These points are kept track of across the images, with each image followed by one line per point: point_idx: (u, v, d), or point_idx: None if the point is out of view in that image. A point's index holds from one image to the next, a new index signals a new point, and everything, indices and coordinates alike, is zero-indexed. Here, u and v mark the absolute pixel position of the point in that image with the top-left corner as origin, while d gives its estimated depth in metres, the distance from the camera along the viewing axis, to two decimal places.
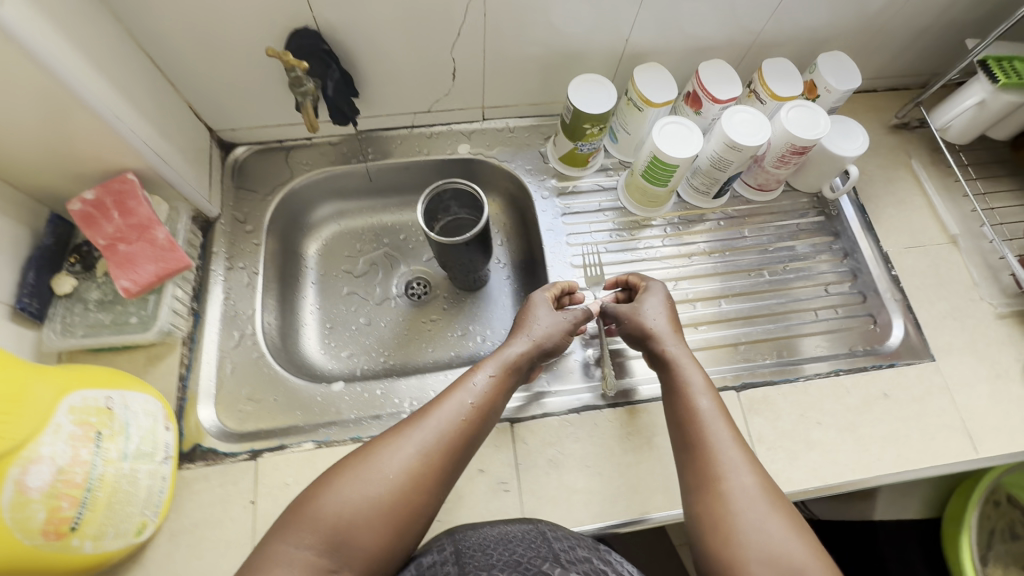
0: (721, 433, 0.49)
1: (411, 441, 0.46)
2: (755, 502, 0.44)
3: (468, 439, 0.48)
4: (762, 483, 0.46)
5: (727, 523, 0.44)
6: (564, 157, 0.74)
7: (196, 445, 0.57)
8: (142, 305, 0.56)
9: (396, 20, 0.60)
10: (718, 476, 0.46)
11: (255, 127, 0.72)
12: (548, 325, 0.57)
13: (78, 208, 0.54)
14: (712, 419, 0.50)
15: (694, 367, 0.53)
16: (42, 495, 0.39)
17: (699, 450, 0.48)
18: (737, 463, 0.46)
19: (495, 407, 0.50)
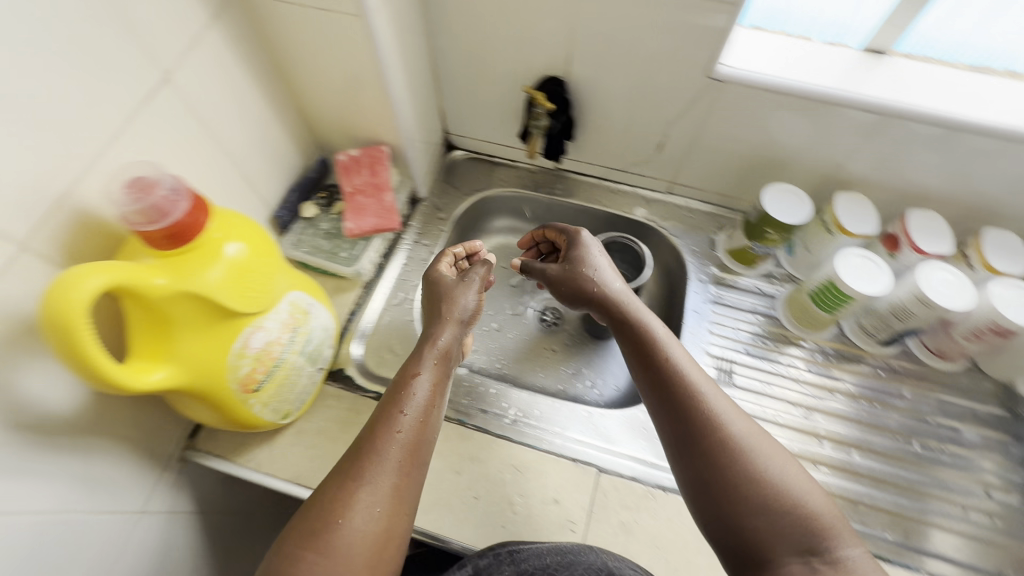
0: (693, 374, 0.50)
1: (377, 482, 0.46)
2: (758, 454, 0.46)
3: (427, 438, 0.51)
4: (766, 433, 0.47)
5: (746, 471, 0.44)
6: (734, 251, 0.76)
7: (342, 369, 0.67)
8: (353, 246, 0.69)
9: (632, 90, 0.67)
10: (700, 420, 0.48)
11: (478, 139, 0.85)
12: (467, 297, 0.64)
13: (343, 159, 0.69)
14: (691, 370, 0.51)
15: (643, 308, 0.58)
16: (255, 357, 0.50)
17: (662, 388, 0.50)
18: (732, 412, 0.48)
19: (436, 405, 0.53)
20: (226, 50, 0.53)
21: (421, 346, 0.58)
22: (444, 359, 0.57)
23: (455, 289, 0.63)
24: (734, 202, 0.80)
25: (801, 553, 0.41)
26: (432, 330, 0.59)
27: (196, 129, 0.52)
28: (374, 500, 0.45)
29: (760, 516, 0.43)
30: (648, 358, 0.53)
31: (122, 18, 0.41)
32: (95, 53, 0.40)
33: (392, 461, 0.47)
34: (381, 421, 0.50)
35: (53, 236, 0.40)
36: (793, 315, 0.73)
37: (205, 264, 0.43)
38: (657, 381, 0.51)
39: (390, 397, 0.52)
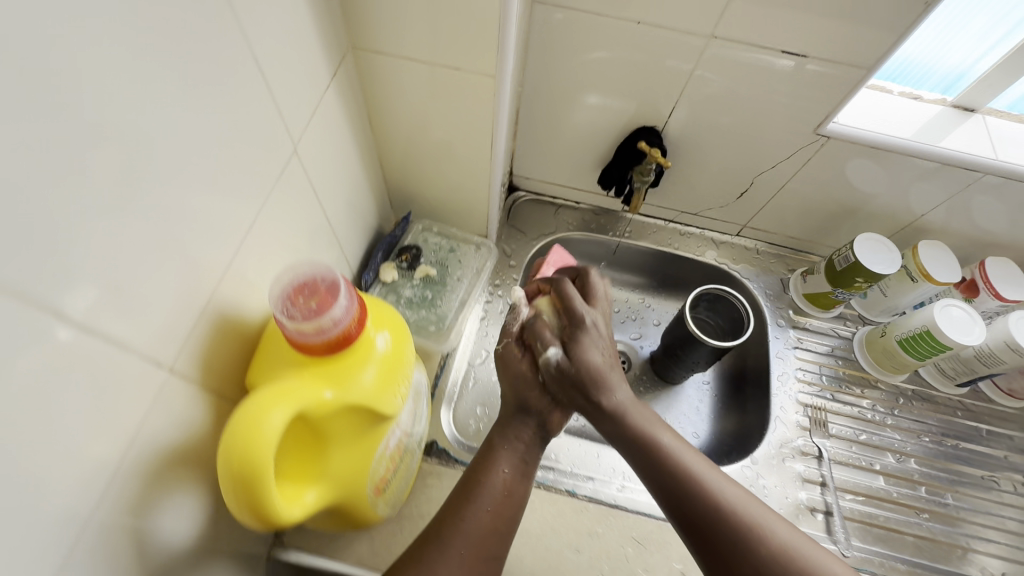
0: (726, 492, 0.46)
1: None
2: (748, 502, 0.46)
3: (507, 521, 0.50)
4: (805, 538, 0.45)
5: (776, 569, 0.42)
6: (811, 296, 0.77)
7: (434, 443, 0.61)
8: (443, 316, 0.61)
9: (729, 140, 0.66)
10: (728, 528, 0.45)
11: (544, 182, 0.81)
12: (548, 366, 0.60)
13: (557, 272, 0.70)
14: (702, 470, 0.48)
15: (648, 417, 0.52)
16: (389, 455, 0.45)
17: (710, 519, 0.45)
18: (744, 506, 0.46)
19: (516, 483, 0.52)
20: (336, 109, 0.47)
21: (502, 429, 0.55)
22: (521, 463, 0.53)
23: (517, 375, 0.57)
24: (802, 246, 0.81)
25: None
26: (511, 426, 0.56)
27: (308, 197, 0.46)
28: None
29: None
30: (660, 463, 0.49)
31: (267, 86, 0.36)
32: (244, 131, 0.35)
33: (455, 554, 0.45)
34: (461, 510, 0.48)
35: (196, 354, 0.34)
36: (872, 356, 0.74)
37: (362, 365, 0.38)
38: (690, 512, 0.46)
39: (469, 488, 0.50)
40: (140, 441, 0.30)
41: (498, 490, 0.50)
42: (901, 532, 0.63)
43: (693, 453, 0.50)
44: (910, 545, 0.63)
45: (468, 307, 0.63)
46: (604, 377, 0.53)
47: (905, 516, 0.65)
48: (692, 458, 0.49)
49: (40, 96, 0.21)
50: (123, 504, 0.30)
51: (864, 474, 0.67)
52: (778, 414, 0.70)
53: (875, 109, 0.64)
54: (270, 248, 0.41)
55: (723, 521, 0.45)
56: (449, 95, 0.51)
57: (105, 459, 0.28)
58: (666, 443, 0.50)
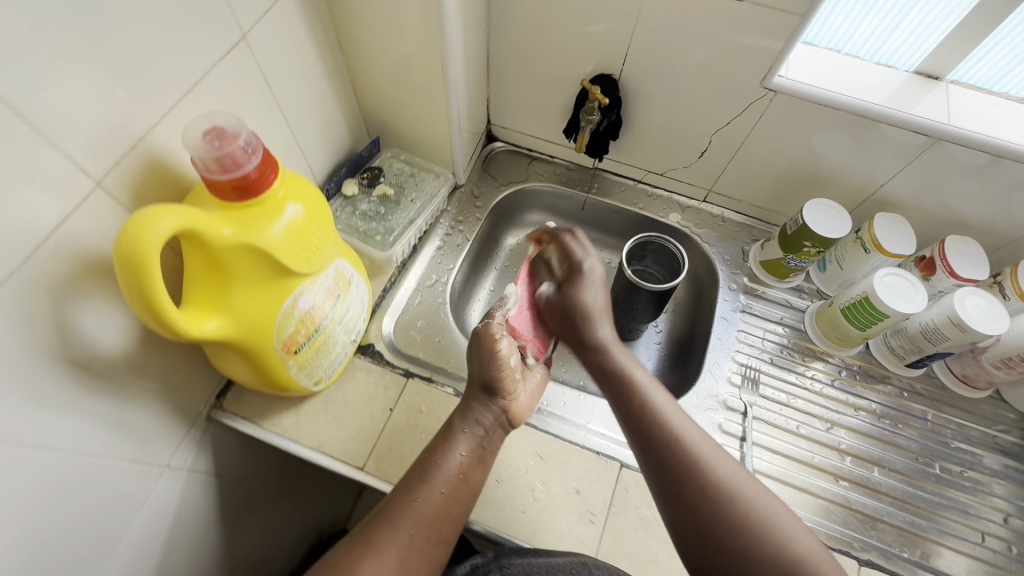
0: (692, 432, 0.53)
1: (388, 548, 0.47)
2: (703, 445, 0.52)
3: (459, 503, 0.53)
4: (750, 478, 0.50)
5: (722, 501, 0.48)
6: (767, 263, 0.77)
7: (370, 344, 0.67)
8: (391, 230, 0.67)
9: (683, 93, 0.68)
10: (690, 463, 0.50)
11: (519, 133, 0.86)
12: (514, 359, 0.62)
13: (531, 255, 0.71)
14: (671, 412, 0.54)
15: (625, 354, 0.61)
16: (300, 319, 0.51)
17: (673, 455, 0.51)
18: (705, 445, 0.51)
19: (474, 464, 0.55)
20: (296, 17, 0.54)
21: (469, 406, 0.59)
22: (489, 433, 0.58)
23: (488, 359, 0.59)
24: (768, 217, 0.81)
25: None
26: (472, 410, 0.59)
27: (261, 89, 0.52)
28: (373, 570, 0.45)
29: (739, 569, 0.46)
30: (634, 401, 0.56)
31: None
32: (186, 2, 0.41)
33: (406, 528, 0.49)
34: (415, 483, 0.52)
35: (126, 181, 0.41)
36: (820, 328, 0.73)
37: (265, 217, 0.43)
38: (655, 449, 0.52)
39: (425, 463, 0.54)
40: (64, 234, 0.37)
41: (453, 471, 0.53)
42: (813, 493, 0.62)
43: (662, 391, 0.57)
44: (820, 507, 0.61)
45: (416, 225, 0.68)
46: (595, 321, 0.63)
47: (822, 479, 0.63)
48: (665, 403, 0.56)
49: None
50: (46, 280, 0.37)
51: (787, 435, 0.66)
52: (710, 369, 0.71)
53: (833, 71, 0.64)
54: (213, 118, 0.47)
55: (686, 452, 0.51)
56: (400, 16, 0.57)
57: (29, 233, 0.35)
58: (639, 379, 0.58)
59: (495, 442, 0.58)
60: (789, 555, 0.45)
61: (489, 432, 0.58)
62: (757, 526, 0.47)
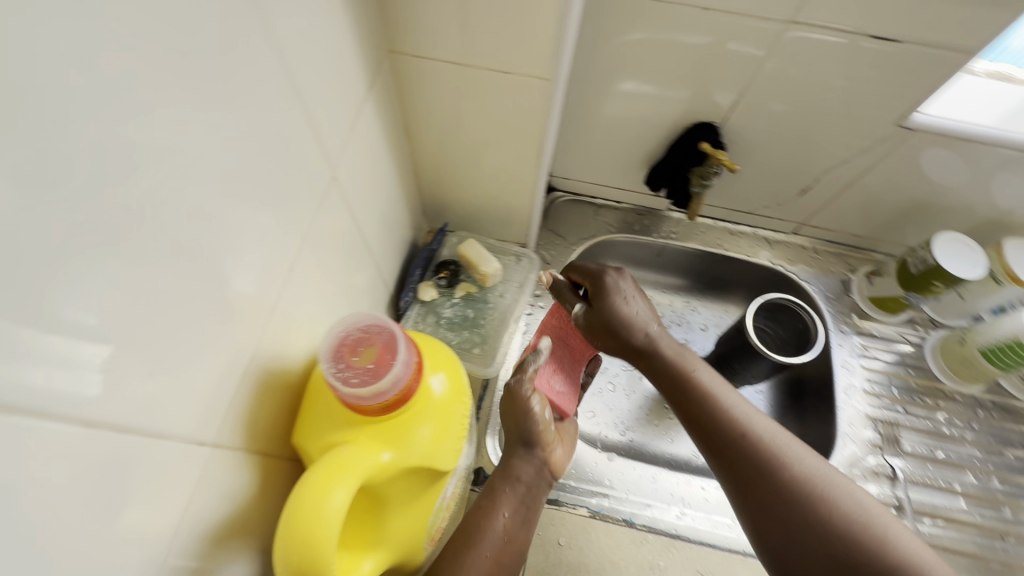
0: (779, 434, 0.41)
1: None
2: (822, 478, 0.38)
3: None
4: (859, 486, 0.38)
5: (828, 517, 0.36)
6: (878, 299, 0.71)
7: (481, 471, 0.58)
8: (486, 337, 0.57)
9: (794, 134, 0.60)
10: (781, 464, 0.39)
11: (583, 182, 0.76)
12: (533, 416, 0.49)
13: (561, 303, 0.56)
14: (743, 408, 0.43)
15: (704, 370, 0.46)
16: (444, 504, 0.41)
17: (760, 463, 0.40)
18: (793, 446, 0.40)
19: (521, 526, 0.45)
20: (372, 121, 0.42)
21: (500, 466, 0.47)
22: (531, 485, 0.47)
23: (519, 409, 0.49)
24: (865, 244, 0.75)
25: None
26: (512, 465, 0.47)
27: (344, 223, 0.41)
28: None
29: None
30: (699, 392, 0.45)
31: (305, 109, 0.31)
32: (286, 166, 0.30)
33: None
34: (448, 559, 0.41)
35: (241, 419, 0.30)
36: (948, 366, 0.68)
37: (417, 418, 0.34)
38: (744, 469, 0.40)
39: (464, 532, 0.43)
40: (188, 531, 0.27)
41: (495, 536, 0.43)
42: (987, 559, 0.58)
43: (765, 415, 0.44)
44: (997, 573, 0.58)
45: (511, 327, 0.58)
46: (648, 335, 0.48)
47: (990, 542, 0.59)
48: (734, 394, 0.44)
49: (56, 167, 0.16)
50: None
51: (941, 495, 0.62)
52: (845, 430, 0.65)
53: (964, 96, 0.57)
54: (310, 286, 0.36)
55: (762, 438, 0.41)
56: (495, 99, 0.46)
57: (153, 559, 0.24)
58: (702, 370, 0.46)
59: (540, 496, 0.47)
60: (907, 569, 0.33)
61: (534, 481, 0.47)
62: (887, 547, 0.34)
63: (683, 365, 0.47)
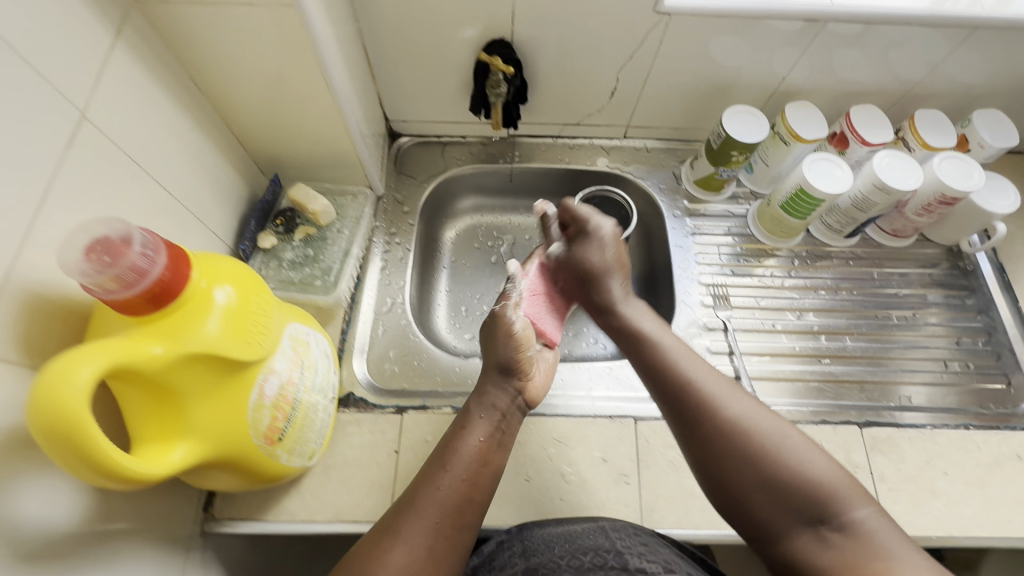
0: (710, 378, 0.52)
1: (397, 556, 0.44)
2: (751, 415, 0.49)
3: (480, 490, 0.50)
4: (765, 412, 0.50)
5: (744, 445, 0.47)
6: (700, 181, 0.78)
7: (350, 394, 0.63)
8: (327, 270, 0.61)
9: (579, 38, 0.65)
10: (709, 406, 0.50)
11: (422, 122, 0.80)
12: (511, 344, 0.58)
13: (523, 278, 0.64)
14: (715, 383, 0.52)
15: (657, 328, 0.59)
16: (272, 405, 0.45)
17: (696, 411, 0.50)
18: (724, 392, 0.51)
19: (495, 450, 0.53)
20: (133, 73, 0.45)
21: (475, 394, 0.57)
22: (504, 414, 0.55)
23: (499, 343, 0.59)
24: (687, 135, 0.82)
25: (815, 522, 0.44)
26: (489, 393, 0.56)
27: (124, 170, 0.44)
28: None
29: (771, 514, 0.46)
30: (651, 355, 0.56)
31: (12, 50, 0.34)
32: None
33: (427, 520, 0.46)
34: (422, 482, 0.49)
35: (10, 333, 0.34)
36: (764, 227, 0.76)
37: (195, 315, 0.38)
38: (693, 413, 0.51)
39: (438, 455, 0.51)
40: None
41: (475, 451, 0.51)
42: (804, 379, 0.68)
43: (709, 372, 0.54)
44: (812, 389, 0.67)
45: (353, 257, 0.62)
46: (608, 273, 0.63)
47: (807, 364, 0.69)
48: (679, 348, 0.56)
49: None
50: None
51: (766, 336, 0.71)
52: (682, 299, 0.73)
53: None
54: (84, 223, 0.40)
55: (711, 396, 0.51)
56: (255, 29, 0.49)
57: None
58: (654, 333, 0.58)
59: (512, 422, 0.56)
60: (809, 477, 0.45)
61: (507, 412, 0.56)
62: (794, 471, 0.46)
63: (641, 334, 0.58)
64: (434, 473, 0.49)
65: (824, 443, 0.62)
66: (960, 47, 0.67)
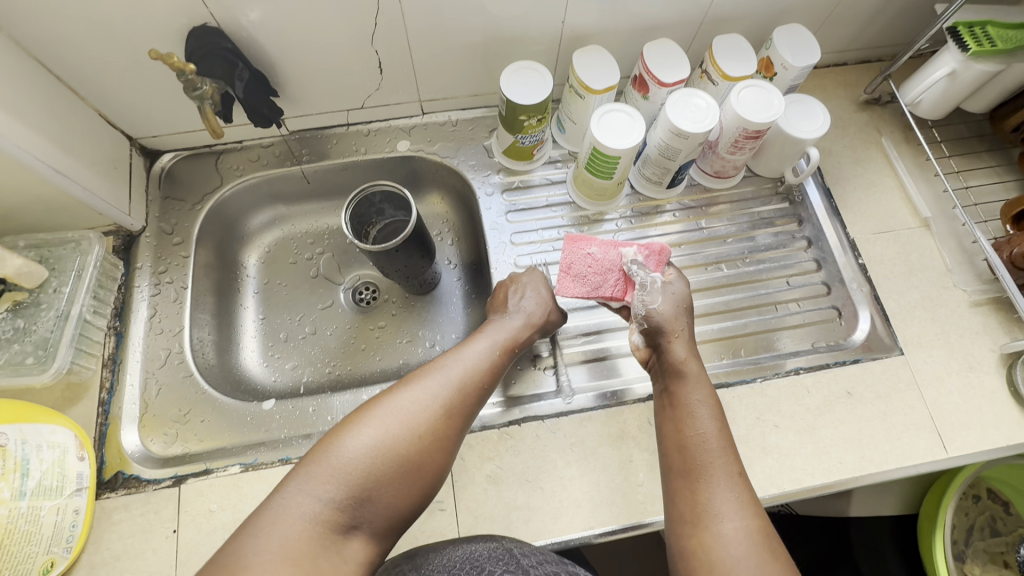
0: (726, 479, 0.46)
1: (412, 408, 0.46)
2: (745, 553, 0.42)
3: (486, 387, 0.51)
4: (766, 546, 0.42)
5: (724, 569, 0.42)
6: (508, 151, 0.70)
7: (118, 473, 0.54)
8: (42, 342, 0.51)
9: (306, 12, 0.55)
10: (710, 510, 0.45)
11: (178, 133, 0.68)
12: (532, 300, 0.59)
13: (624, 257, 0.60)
14: (733, 509, 0.44)
15: (706, 399, 0.51)
16: None
17: (697, 514, 0.45)
18: (728, 506, 0.44)
19: (503, 358, 0.54)
20: None
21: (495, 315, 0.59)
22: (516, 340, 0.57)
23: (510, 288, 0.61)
24: (492, 100, 0.73)
25: None
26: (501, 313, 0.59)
27: None
28: (381, 430, 0.44)
29: None
30: (680, 435, 0.49)
31: None
32: None
33: (450, 383, 0.49)
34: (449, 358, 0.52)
35: None
36: (582, 191, 0.70)
37: None
38: (688, 509, 0.46)
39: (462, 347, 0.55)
40: None
41: (502, 354, 0.54)
42: None
43: (744, 503, 0.45)
44: None
45: (77, 318, 0.52)
46: (671, 340, 0.55)
47: None
48: (713, 438, 0.48)
49: None
50: None
51: (592, 312, 0.65)
52: None
53: None
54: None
55: (720, 511, 0.44)
56: None
57: None
58: (692, 411, 0.50)
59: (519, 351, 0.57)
60: None
61: (525, 326, 0.57)
62: None
63: (680, 411, 0.50)
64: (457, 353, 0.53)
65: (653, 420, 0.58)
66: None
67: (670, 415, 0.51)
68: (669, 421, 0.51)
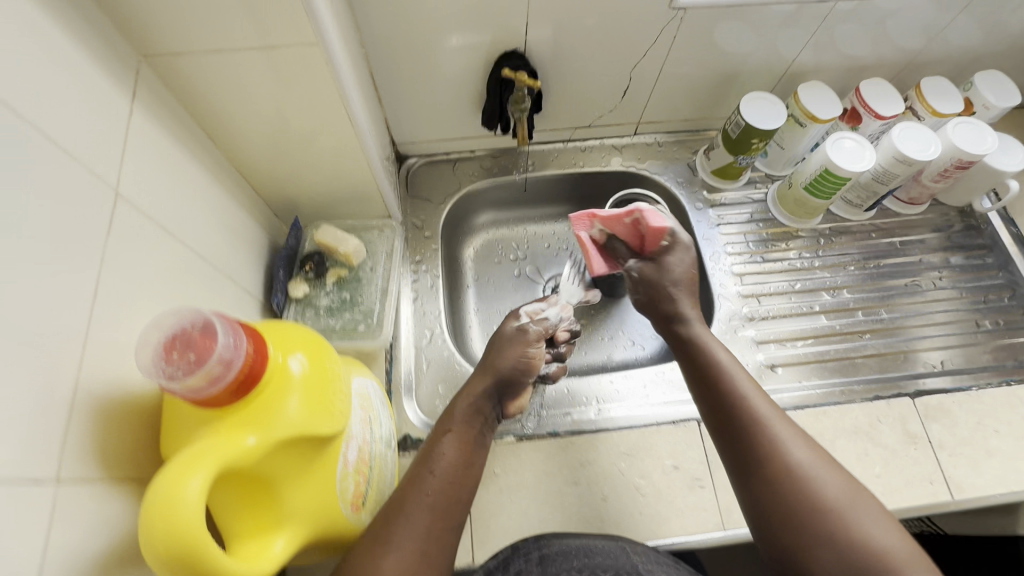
0: (781, 431, 0.48)
1: (401, 541, 0.43)
2: (817, 476, 0.46)
3: (462, 487, 0.49)
4: (833, 469, 0.46)
5: (801, 502, 0.45)
6: (718, 170, 0.77)
7: (407, 436, 0.60)
8: (367, 312, 0.58)
9: (587, 43, 0.65)
10: (784, 476, 0.46)
11: (429, 141, 0.77)
12: (511, 354, 0.59)
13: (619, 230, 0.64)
14: (795, 444, 0.48)
15: (715, 348, 0.56)
16: (354, 470, 0.43)
17: (762, 459, 0.48)
18: (791, 439, 0.48)
19: (472, 455, 0.52)
20: (150, 129, 0.41)
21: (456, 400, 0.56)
22: (480, 415, 0.55)
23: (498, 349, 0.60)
24: (697, 125, 0.82)
25: None
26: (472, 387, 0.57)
27: (159, 238, 0.40)
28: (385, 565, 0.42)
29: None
30: (723, 397, 0.52)
31: (58, 146, 0.31)
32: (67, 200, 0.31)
33: (420, 520, 0.45)
34: (409, 482, 0.48)
35: (87, 451, 0.30)
36: (787, 209, 0.77)
37: (285, 395, 0.35)
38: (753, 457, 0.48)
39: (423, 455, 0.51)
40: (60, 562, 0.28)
41: (466, 448, 0.52)
42: (848, 357, 0.70)
43: (797, 433, 0.49)
44: (856, 366, 0.69)
45: (390, 294, 0.60)
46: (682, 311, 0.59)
47: (848, 341, 0.71)
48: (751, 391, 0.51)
49: None
50: None
51: (807, 319, 0.72)
52: (720, 292, 0.73)
53: None
54: (134, 292, 0.36)
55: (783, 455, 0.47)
56: (296, 78, 0.46)
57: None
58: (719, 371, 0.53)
59: (489, 423, 0.56)
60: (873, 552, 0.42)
61: (477, 419, 0.54)
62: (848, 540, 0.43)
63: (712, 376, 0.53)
64: (418, 469, 0.49)
65: (882, 419, 0.63)
66: (960, 13, 0.68)
67: (707, 397, 0.53)
68: (706, 392, 0.53)
